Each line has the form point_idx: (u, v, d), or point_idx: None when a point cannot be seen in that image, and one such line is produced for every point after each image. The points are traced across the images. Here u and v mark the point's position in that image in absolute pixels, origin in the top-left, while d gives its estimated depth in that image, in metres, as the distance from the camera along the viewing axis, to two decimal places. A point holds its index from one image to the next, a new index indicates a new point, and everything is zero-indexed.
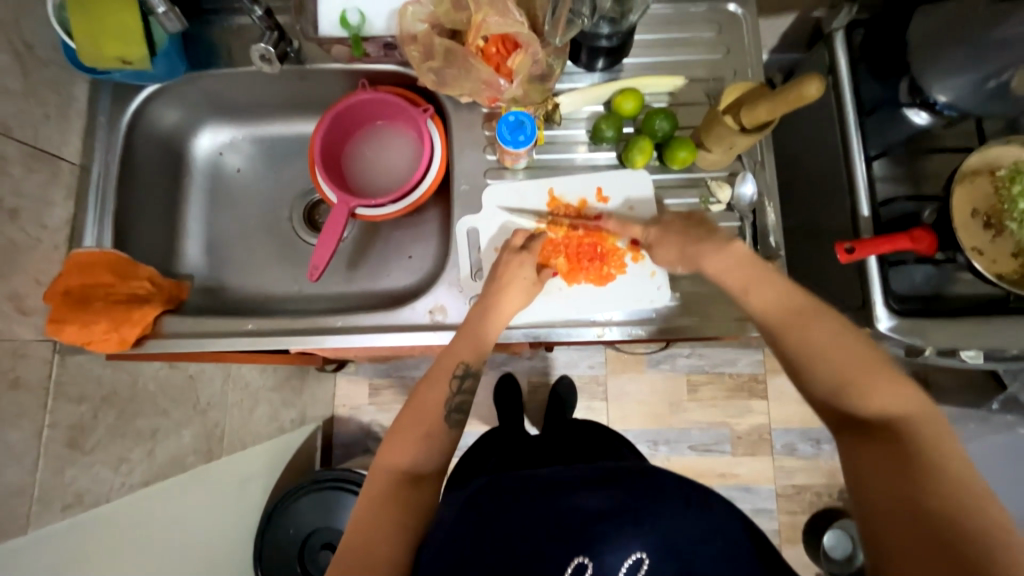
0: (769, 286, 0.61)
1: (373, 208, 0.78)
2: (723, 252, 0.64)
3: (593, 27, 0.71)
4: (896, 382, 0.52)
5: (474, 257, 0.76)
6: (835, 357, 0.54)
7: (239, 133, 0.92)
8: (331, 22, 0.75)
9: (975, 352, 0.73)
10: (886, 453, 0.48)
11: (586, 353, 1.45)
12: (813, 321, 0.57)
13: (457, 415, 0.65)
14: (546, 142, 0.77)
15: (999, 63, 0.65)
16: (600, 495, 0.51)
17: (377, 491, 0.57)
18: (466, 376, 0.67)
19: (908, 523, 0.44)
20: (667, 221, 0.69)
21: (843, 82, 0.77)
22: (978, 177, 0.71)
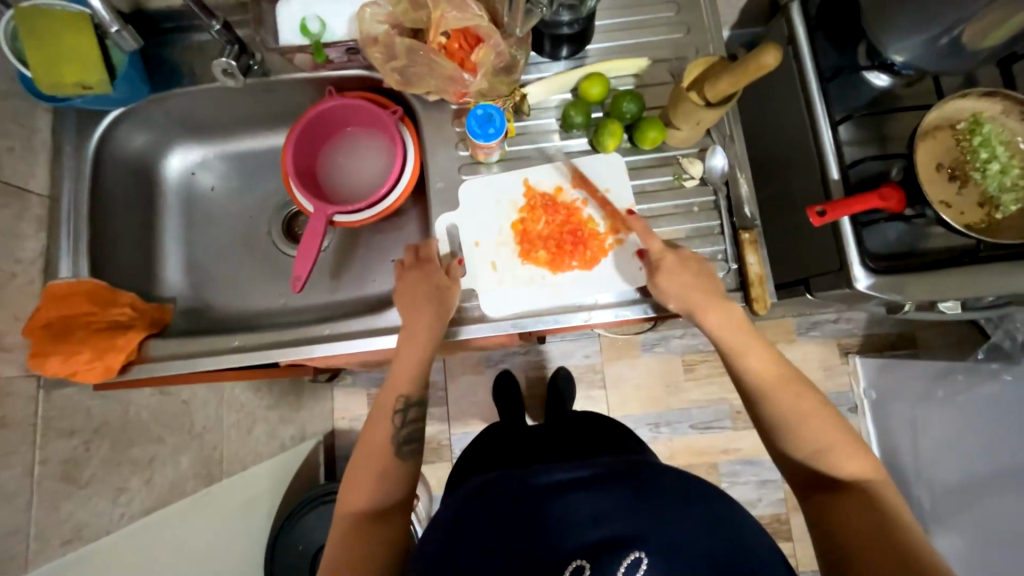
0: (763, 352, 0.66)
1: (351, 214, 0.78)
2: (720, 309, 0.67)
3: (553, 15, 0.71)
4: (859, 452, 0.59)
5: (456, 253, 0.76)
6: (812, 424, 0.61)
7: (210, 151, 0.92)
8: (291, 30, 0.75)
9: (952, 303, 0.75)
10: (857, 509, 0.55)
11: (581, 343, 1.46)
12: (798, 390, 0.63)
13: (409, 445, 0.69)
14: (517, 134, 0.78)
15: (953, 18, 0.65)
16: (588, 497, 0.50)
17: (343, 531, 0.62)
18: (408, 408, 0.70)
19: (884, 550, 0.50)
20: (684, 255, 0.69)
21: (803, 50, 0.79)
22: (940, 132, 0.73)
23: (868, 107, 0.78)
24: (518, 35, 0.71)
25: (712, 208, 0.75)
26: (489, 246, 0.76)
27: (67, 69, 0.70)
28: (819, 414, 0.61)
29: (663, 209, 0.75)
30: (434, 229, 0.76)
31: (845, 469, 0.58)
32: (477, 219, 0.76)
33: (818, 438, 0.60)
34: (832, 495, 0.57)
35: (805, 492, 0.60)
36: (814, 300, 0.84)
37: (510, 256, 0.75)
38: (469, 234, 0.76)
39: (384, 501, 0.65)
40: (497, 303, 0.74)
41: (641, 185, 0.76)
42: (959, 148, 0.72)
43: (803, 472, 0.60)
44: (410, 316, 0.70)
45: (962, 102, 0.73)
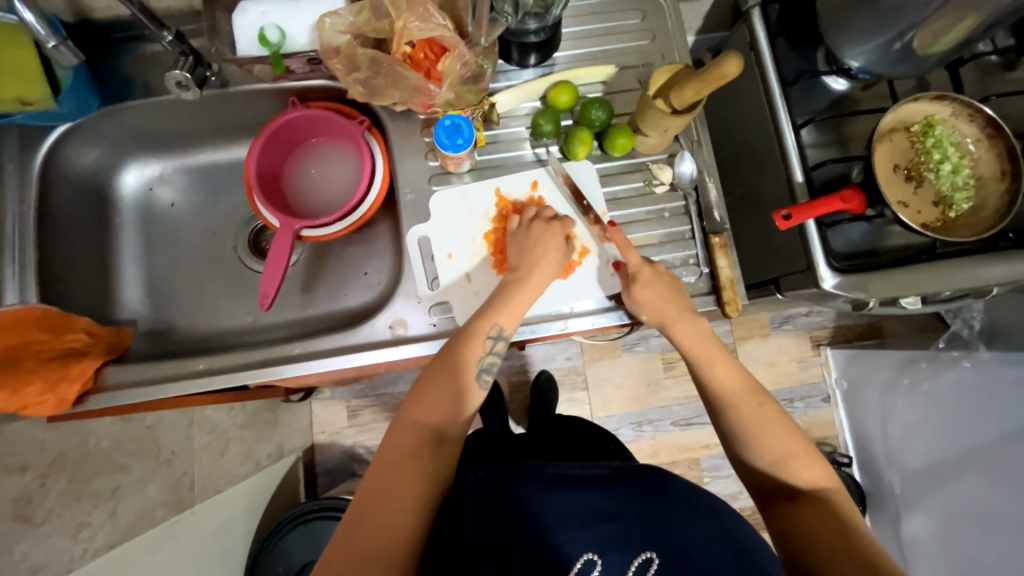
0: (727, 363, 0.67)
1: (320, 228, 0.76)
2: (691, 324, 0.68)
3: (519, 24, 0.71)
4: (818, 460, 0.61)
5: (429, 266, 0.75)
6: (775, 436, 0.61)
7: (169, 165, 0.88)
8: (248, 38, 0.72)
9: (913, 299, 0.77)
10: (819, 515, 0.56)
11: (562, 345, 1.46)
12: (761, 401, 0.64)
13: (486, 376, 0.65)
14: (487, 143, 0.77)
15: (903, 25, 0.68)
16: (597, 494, 0.51)
17: (406, 447, 0.59)
18: (498, 339, 0.66)
19: (836, 556, 0.52)
20: (660, 270, 0.70)
21: (765, 56, 0.80)
22: (893, 135, 0.75)
23: (829, 110, 0.81)
24: (486, 44, 0.70)
25: (682, 213, 0.76)
26: (462, 259, 0.75)
27: (4, 86, 0.67)
28: (781, 424, 0.62)
29: (635, 215, 0.76)
30: (406, 243, 0.75)
31: (805, 479, 0.59)
32: (448, 230, 0.75)
33: (779, 449, 0.61)
34: (791, 505, 0.58)
35: (769, 501, 0.60)
36: (784, 299, 0.86)
37: (483, 268, 0.74)
38: (441, 246, 0.75)
39: (453, 432, 0.62)
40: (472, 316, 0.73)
41: (613, 192, 0.77)
42: (912, 150, 0.75)
43: (767, 481, 0.61)
44: (535, 258, 0.70)
45: (917, 105, 0.75)
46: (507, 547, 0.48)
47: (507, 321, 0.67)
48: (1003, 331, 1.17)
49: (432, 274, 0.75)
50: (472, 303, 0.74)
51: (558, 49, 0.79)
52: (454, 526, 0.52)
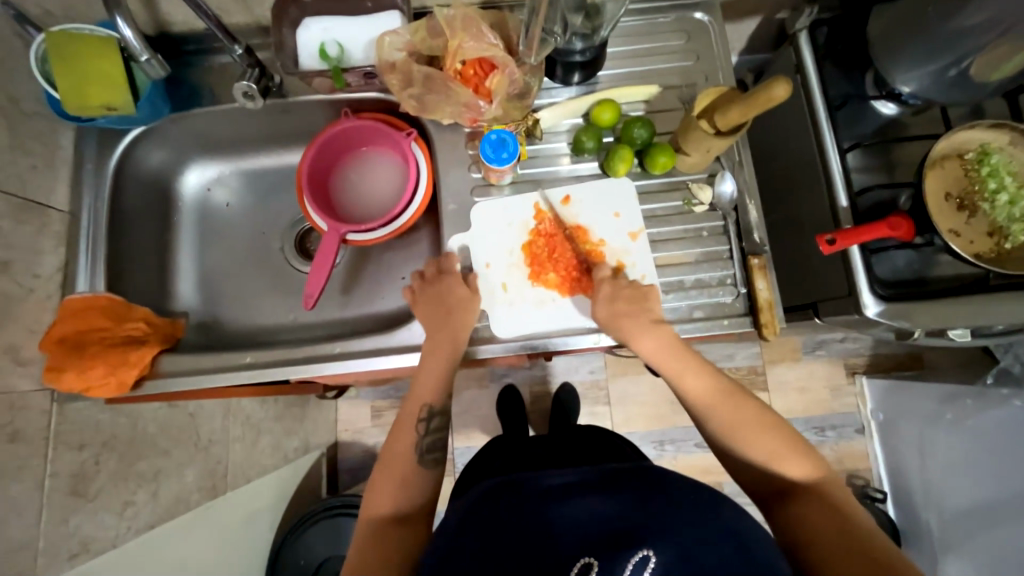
0: (697, 370, 0.68)
1: (363, 233, 0.79)
2: (651, 333, 0.68)
3: (566, 44, 0.73)
4: (807, 457, 0.61)
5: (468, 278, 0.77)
6: (751, 434, 0.63)
7: (226, 167, 0.93)
8: (309, 55, 0.77)
9: (962, 332, 0.74)
10: (819, 512, 0.55)
11: (585, 358, 1.46)
12: (738, 403, 0.66)
13: (431, 454, 0.70)
14: (529, 157, 0.79)
15: (958, 52, 0.66)
16: (598, 498, 0.50)
17: (364, 536, 0.62)
18: (432, 417, 0.71)
19: (835, 542, 0.52)
20: (621, 281, 0.71)
21: (811, 79, 0.80)
22: (945, 160, 0.73)
23: (876, 135, 0.79)
24: (533, 63, 0.72)
25: (721, 233, 0.76)
26: (499, 270, 0.76)
27: (93, 92, 0.73)
28: (750, 422, 0.64)
29: (673, 233, 0.76)
30: (446, 251, 0.77)
31: (792, 473, 0.60)
32: (486, 240, 0.77)
33: (761, 449, 0.62)
34: (787, 503, 0.58)
35: (768, 503, 0.60)
36: (822, 324, 0.84)
37: (521, 280, 0.76)
38: (480, 256, 0.76)
39: (410, 509, 0.64)
40: (508, 324, 0.74)
41: (651, 210, 0.77)
42: (969, 178, 0.72)
43: (760, 480, 0.61)
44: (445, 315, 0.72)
45: (972, 134, 0.73)
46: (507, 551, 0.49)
47: (429, 395, 0.71)
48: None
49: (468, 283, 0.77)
50: (508, 315, 0.75)
51: (602, 68, 0.81)
52: (456, 535, 0.52)
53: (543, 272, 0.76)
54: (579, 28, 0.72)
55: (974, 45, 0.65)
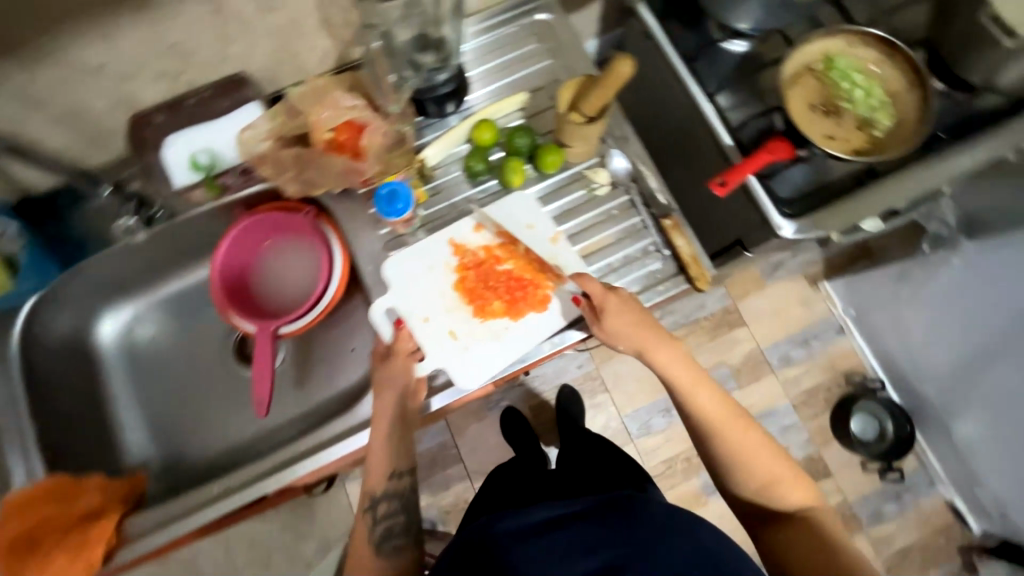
0: (707, 386, 0.70)
1: (296, 321, 0.78)
2: (668, 351, 0.70)
3: (426, 81, 0.77)
4: (802, 483, 0.66)
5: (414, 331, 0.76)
6: (758, 457, 0.66)
7: (140, 304, 0.89)
8: (182, 170, 0.76)
9: (873, 221, 0.82)
10: (804, 535, 0.62)
11: (571, 355, 1.47)
12: (746, 423, 0.69)
13: (393, 540, 0.69)
14: (430, 196, 0.80)
15: None
16: (583, 533, 0.50)
17: None
18: (376, 505, 0.70)
19: (813, 559, 0.59)
20: (626, 298, 0.71)
21: (661, 42, 0.84)
22: (801, 75, 0.77)
23: (736, 72, 0.84)
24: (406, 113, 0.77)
25: (629, 207, 0.78)
26: (438, 319, 0.76)
27: None
28: (758, 450, 0.67)
29: (587, 221, 0.78)
30: (372, 315, 0.76)
31: (791, 501, 0.65)
32: (416, 292, 0.76)
33: (761, 474, 0.66)
34: (775, 527, 0.64)
35: (757, 524, 0.66)
36: (754, 256, 0.87)
37: (466, 319, 0.76)
38: (416, 310, 0.76)
39: None
40: (470, 369, 0.74)
41: (560, 207, 0.79)
42: (828, 85, 0.76)
43: (752, 504, 0.67)
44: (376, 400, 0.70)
45: (817, 44, 0.78)
46: None
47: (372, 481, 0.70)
48: (978, 218, 1.23)
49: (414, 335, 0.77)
50: (464, 360, 0.74)
51: (472, 92, 0.83)
52: None
53: (484, 304, 0.76)
54: (433, 70, 0.77)
55: None
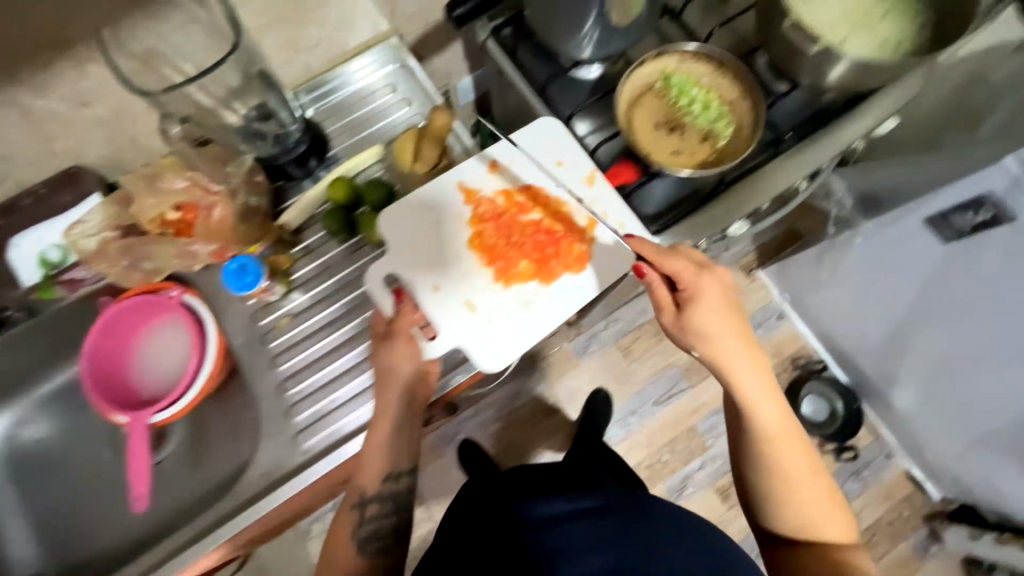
0: (772, 407, 0.75)
1: (170, 406, 0.75)
2: (756, 365, 0.76)
3: (274, 147, 0.77)
4: (846, 515, 0.73)
5: (306, 389, 0.77)
6: (806, 489, 0.73)
7: (22, 406, 0.86)
8: (30, 268, 0.80)
9: (739, 224, 0.86)
10: (811, 559, 0.69)
11: (527, 375, 1.51)
12: (801, 442, 0.75)
13: (375, 538, 0.71)
14: (300, 259, 0.81)
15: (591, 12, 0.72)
16: (583, 529, 0.55)
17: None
18: (367, 503, 0.72)
19: None
20: (727, 289, 0.74)
21: (516, 79, 0.86)
22: (638, 94, 0.79)
23: (591, 97, 0.84)
24: (261, 180, 0.76)
25: None
26: (450, 289, 0.75)
27: None
28: (806, 479, 0.73)
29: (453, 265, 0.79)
30: (370, 280, 0.75)
31: (826, 534, 0.71)
32: (420, 264, 0.76)
33: (804, 506, 0.72)
34: (805, 548, 0.71)
35: (794, 542, 0.72)
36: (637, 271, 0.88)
37: (489, 281, 0.76)
38: (427, 279, 0.75)
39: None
40: (484, 350, 0.74)
41: None
42: (664, 102, 0.78)
43: (790, 528, 0.73)
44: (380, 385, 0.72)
45: (648, 64, 0.79)
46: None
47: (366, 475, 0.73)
48: (872, 195, 1.22)
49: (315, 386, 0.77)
50: (487, 332, 0.74)
51: (336, 145, 0.84)
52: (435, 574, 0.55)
53: (468, 286, 0.76)
54: (281, 139, 0.76)
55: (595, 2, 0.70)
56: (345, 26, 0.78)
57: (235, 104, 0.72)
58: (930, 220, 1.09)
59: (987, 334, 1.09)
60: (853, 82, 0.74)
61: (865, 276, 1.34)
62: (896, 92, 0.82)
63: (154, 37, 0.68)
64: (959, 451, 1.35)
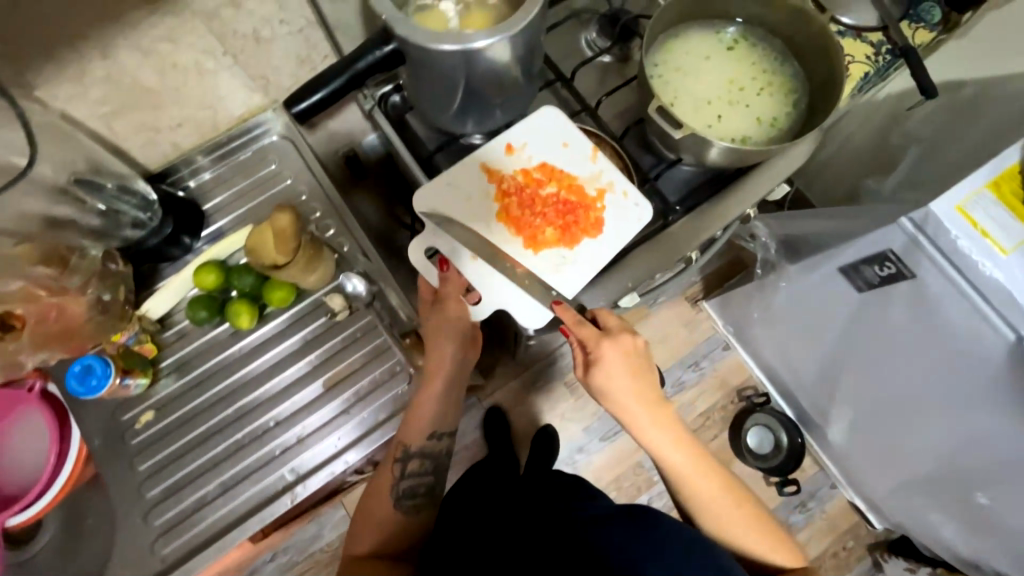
0: (685, 451, 0.74)
1: (22, 512, 0.80)
2: (653, 423, 0.73)
3: (127, 240, 0.82)
4: (781, 538, 0.74)
5: (197, 470, 0.84)
6: (738, 526, 0.72)
7: None
8: None
9: (630, 298, 0.83)
10: None
11: (469, 415, 1.46)
12: (721, 477, 0.75)
13: (406, 500, 0.78)
14: (177, 339, 0.89)
15: (456, 92, 0.69)
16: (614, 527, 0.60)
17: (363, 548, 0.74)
18: (408, 458, 0.80)
19: None
20: (624, 350, 0.71)
21: (399, 147, 0.82)
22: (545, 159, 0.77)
23: None
24: (115, 268, 0.82)
25: (372, 327, 0.90)
26: (490, 257, 0.75)
27: None
28: (734, 514, 0.73)
29: (335, 346, 0.89)
30: (413, 257, 0.77)
31: (776, 557, 0.72)
32: (456, 227, 0.75)
33: (752, 535, 0.72)
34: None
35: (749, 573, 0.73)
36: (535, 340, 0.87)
37: (519, 251, 0.76)
38: (466, 248, 0.76)
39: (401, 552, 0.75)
40: (524, 308, 0.74)
41: (310, 332, 0.90)
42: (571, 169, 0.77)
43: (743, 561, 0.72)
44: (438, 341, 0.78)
45: (556, 135, 0.78)
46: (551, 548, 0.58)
47: (410, 433, 0.80)
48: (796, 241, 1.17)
49: (198, 470, 0.84)
50: (522, 299, 0.75)
51: (220, 219, 0.92)
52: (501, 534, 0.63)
53: (509, 250, 0.75)
54: (144, 219, 0.81)
55: (455, 82, 0.67)
56: (210, 103, 0.81)
57: (85, 195, 0.74)
58: (841, 271, 1.03)
59: (906, 387, 1.03)
60: (735, 161, 0.72)
61: (790, 316, 1.28)
62: (788, 159, 0.78)
63: None
64: (889, 492, 1.29)
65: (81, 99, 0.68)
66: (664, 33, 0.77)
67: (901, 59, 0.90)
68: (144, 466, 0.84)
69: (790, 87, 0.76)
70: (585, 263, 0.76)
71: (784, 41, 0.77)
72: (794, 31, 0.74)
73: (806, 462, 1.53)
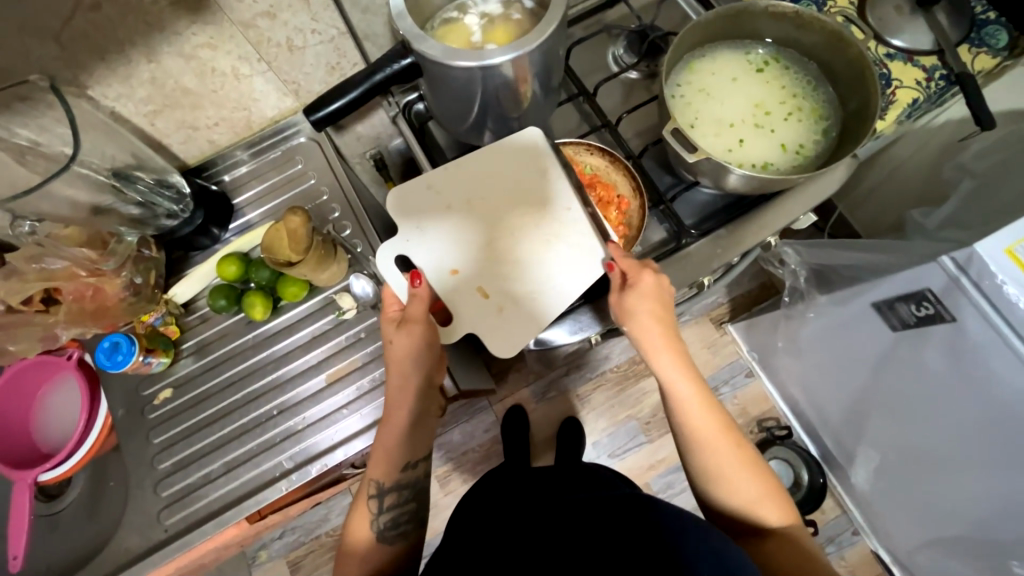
0: (695, 387, 0.69)
1: (52, 469, 0.89)
2: (669, 351, 0.69)
3: (160, 227, 0.88)
4: (781, 502, 0.67)
5: (207, 447, 0.91)
6: (736, 475, 0.67)
7: None
8: None
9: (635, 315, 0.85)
10: (779, 545, 0.63)
11: (479, 419, 1.46)
12: (726, 425, 0.70)
13: (390, 530, 0.74)
14: (198, 323, 0.96)
15: (469, 104, 0.71)
16: (613, 499, 0.68)
17: (358, 561, 0.71)
18: (381, 493, 0.75)
19: None
20: (659, 278, 0.68)
21: (418, 153, 0.82)
22: (520, 183, 0.76)
23: None
24: (149, 253, 0.90)
25: (375, 328, 0.94)
26: (469, 274, 0.74)
27: None
28: (738, 462, 0.67)
29: (340, 343, 0.94)
30: (384, 270, 0.75)
31: (772, 518, 0.66)
32: (432, 244, 0.75)
33: (748, 489, 0.66)
34: (759, 538, 0.65)
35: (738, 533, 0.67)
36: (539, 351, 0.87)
37: (493, 274, 0.74)
38: (442, 264, 0.75)
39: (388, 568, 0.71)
40: (497, 333, 0.73)
41: (318, 327, 0.95)
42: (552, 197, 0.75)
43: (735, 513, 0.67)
44: (400, 366, 0.72)
45: (534, 161, 0.76)
46: (553, 510, 0.68)
47: (377, 471, 0.75)
48: (827, 273, 1.11)
49: (207, 448, 0.91)
50: (497, 320, 0.73)
51: (250, 211, 0.98)
52: (515, 514, 0.71)
53: (487, 268, 0.74)
54: (178, 211, 0.88)
55: (468, 96, 0.69)
56: (245, 104, 0.87)
57: (123, 187, 0.81)
58: (875, 306, 0.95)
59: (932, 439, 0.94)
60: (756, 188, 0.69)
61: (816, 347, 1.20)
62: (821, 184, 0.74)
63: (32, 127, 0.72)
64: (914, 547, 1.19)
65: (129, 98, 0.77)
66: (690, 53, 0.75)
67: (956, 86, 0.82)
68: (158, 439, 0.91)
69: (821, 114, 0.73)
70: (563, 292, 0.72)
71: (820, 65, 0.74)
72: (831, 55, 0.71)
73: (827, 503, 1.44)
